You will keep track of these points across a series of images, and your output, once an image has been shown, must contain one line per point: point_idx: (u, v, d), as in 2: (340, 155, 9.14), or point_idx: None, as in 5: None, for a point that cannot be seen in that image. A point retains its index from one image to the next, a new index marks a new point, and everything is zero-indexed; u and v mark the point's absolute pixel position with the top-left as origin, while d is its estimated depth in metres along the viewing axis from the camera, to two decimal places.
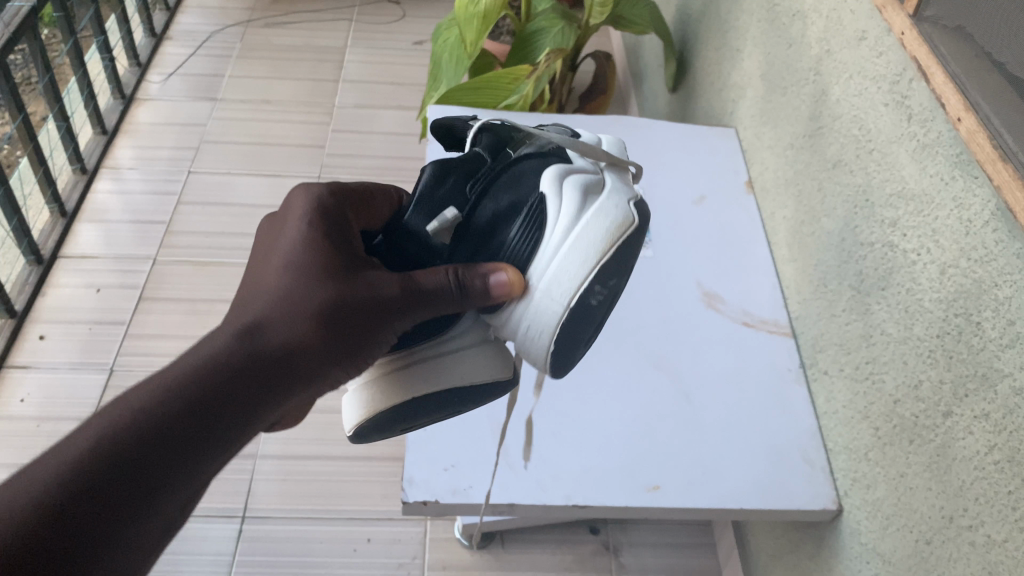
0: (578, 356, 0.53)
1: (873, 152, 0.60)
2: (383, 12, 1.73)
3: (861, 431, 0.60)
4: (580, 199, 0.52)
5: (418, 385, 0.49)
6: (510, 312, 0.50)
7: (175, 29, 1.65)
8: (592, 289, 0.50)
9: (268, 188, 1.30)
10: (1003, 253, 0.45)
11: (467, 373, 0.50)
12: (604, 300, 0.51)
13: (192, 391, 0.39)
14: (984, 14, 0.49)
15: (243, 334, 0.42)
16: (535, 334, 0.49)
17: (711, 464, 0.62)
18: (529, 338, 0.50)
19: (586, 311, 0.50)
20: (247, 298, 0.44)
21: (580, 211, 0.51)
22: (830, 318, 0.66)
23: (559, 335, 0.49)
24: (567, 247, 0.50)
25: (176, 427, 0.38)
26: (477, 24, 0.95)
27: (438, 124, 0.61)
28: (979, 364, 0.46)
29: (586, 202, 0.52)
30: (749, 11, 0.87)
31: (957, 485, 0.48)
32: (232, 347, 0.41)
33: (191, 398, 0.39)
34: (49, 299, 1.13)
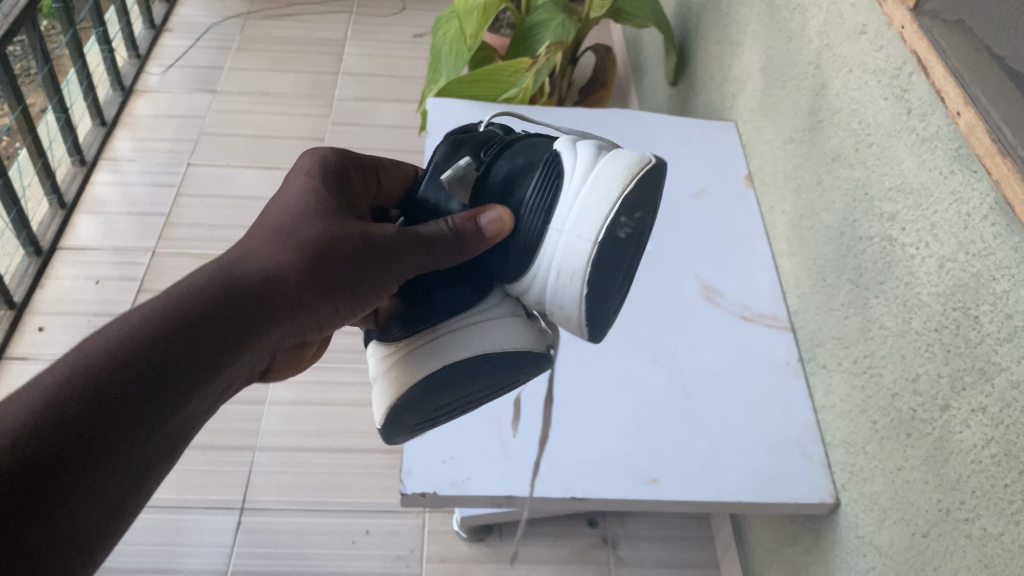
0: (613, 296, 0.52)
1: (872, 146, 0.59)
2: (383, 5, 1.73)
3: (859, 425, 0.60)
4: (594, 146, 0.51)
5: (439, 356, 0.51)
6: (539, 260, 0.51)
7: (175, 21, 1.65)
8: (619, 221, 0.49)
9: (267, 180, 1.30)
10: (1001, 247, 0.45)
11: (492, 340, 0.52)
12: (631, 234, 0.50)
13: (202, 300, 0.44)
14: (983, 7, 0.49)
15: (250, 262, 0.47)
16: (566, 279, 0.49)
17: (709, 457, 0.62)
18: (562, 285, 0.50)
19: (614, 245, 0.49)
20: (245, 239, 0.49)
21: (596, 156, 0.50)
22: (828, 312, 0.66)
23: (590, 273, 0.49)
24: (587, 188, 0.49)
25: (179, 335, 0.42)
26: (477, 16, 0.95)
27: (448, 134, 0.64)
28: (976, 358, 0.46)
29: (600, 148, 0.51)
30: (749, 5, 0.87)
31: (953, 478, 0.48)
32: (239, 271, 0.46)
33: (200, 306, 0.44)
34: (48, 290, 1.13)
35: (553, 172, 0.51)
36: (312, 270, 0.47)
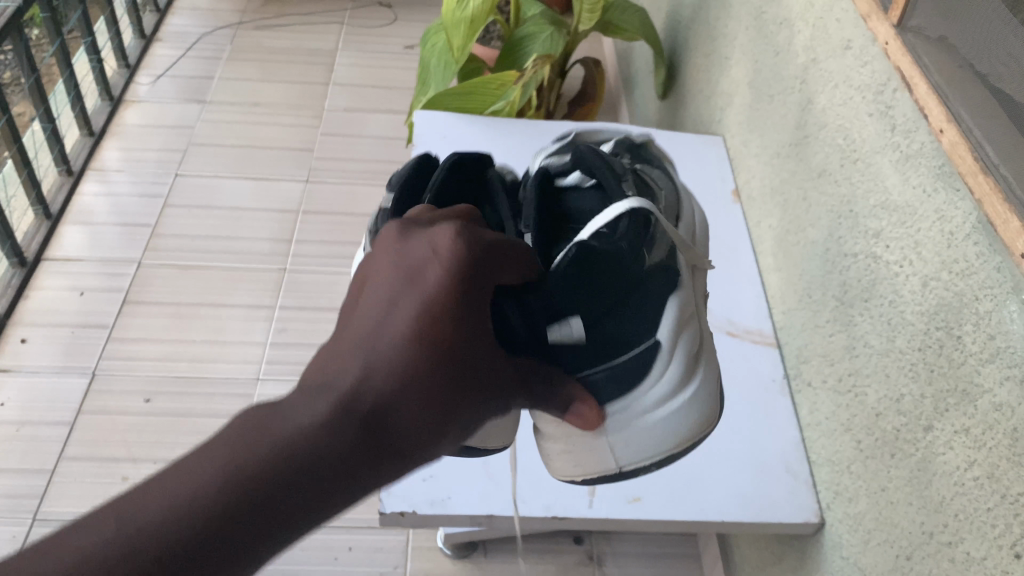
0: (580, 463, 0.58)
1: (857, 162, 0.59)
2: (374, 15, 1.73)
3: (844, 443, 0.59)
4: (690, 344, 0.54)
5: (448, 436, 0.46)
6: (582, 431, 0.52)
7: (164, 31, 1.65)
8: (648, 461, 0.55)
9: (255, 191, 1.29)
10: (983, 267, 0.44)
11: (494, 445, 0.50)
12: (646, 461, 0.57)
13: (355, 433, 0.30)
14: (980, 27, 0.49)
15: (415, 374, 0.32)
16: (584, 462, 0.53)
17: (693, 475, 0.63)
18: (578, 460, 0.53)
19: (630, 470, 0.55)
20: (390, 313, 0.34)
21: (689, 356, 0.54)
22: (813, 329, 0.65)
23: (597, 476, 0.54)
24: (680, 405, 0.53)
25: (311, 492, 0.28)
26: (463, 30, 0.93)
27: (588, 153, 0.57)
28: (959, 379, 0.46)
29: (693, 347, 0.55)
30: (737, 18, 0.86)
31: (938, 500, 0.47)
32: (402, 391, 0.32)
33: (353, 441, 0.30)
34: (31, 301, 1.12)
35: (654, 358, 0.52)
36: (416, 446, 0.32)
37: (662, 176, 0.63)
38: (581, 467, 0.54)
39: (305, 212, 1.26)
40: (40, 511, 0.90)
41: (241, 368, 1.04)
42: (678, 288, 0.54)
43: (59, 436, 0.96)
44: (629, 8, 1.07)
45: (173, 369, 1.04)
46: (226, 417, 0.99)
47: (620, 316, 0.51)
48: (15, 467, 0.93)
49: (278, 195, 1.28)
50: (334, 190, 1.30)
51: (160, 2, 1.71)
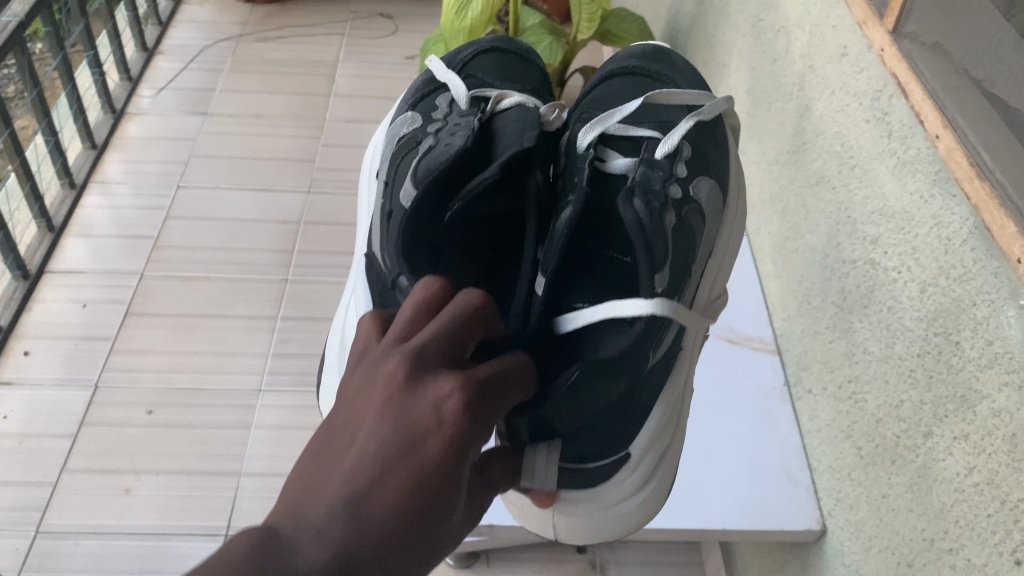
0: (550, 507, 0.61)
1: (854, 169, 0.59)
2: (375, 27, 1.73)
3: (844, 450, 0.59)
4: (660, 454, 0.56)
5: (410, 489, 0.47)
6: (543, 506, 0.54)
7: (166, 44, 1.66)
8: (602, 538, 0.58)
9: (256, 202, 1.29)
10: (981, 272, 0.44)
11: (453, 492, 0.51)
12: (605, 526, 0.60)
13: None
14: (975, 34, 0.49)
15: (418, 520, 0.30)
16: (540, 523, 0.57)
17: (694, 484, 0.66)
18: (535, 520, 0.57)
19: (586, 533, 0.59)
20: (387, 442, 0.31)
21: (656, 467, 0.56)
22: (813, 335, 0.65)
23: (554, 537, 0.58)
24: (639, 504, 0.55)
25: None
26: (462, 39, 0.94)
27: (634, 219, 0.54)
28: (958, 385, 0.46)
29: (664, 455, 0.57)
30: (735, 26, 0.86)
31: (938, 507, 0.47)
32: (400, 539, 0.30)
33: None
34: (33, 314, 1.12)
35: (620, 465, 0.54)
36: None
37: (710, 192, 0.62)
38: (529, 519, 0.57)
39: (306, 223, 1.26)
40: (42, 524, 0.91)
41: (242, 380, 1.04)
42: (659, 404, 0.56)
43: (62, 448, 0.97)
44: (626, 17, 1.08)
45: (175, 380, 1.04)
46: (227, 428, 0.99)
47: (604, 425, 0.52)
48: (18, 479, 0.93)
49: (279, 206, 1.29)
50: (335, 200, 1.30)
51: (162, 15, 1.72)
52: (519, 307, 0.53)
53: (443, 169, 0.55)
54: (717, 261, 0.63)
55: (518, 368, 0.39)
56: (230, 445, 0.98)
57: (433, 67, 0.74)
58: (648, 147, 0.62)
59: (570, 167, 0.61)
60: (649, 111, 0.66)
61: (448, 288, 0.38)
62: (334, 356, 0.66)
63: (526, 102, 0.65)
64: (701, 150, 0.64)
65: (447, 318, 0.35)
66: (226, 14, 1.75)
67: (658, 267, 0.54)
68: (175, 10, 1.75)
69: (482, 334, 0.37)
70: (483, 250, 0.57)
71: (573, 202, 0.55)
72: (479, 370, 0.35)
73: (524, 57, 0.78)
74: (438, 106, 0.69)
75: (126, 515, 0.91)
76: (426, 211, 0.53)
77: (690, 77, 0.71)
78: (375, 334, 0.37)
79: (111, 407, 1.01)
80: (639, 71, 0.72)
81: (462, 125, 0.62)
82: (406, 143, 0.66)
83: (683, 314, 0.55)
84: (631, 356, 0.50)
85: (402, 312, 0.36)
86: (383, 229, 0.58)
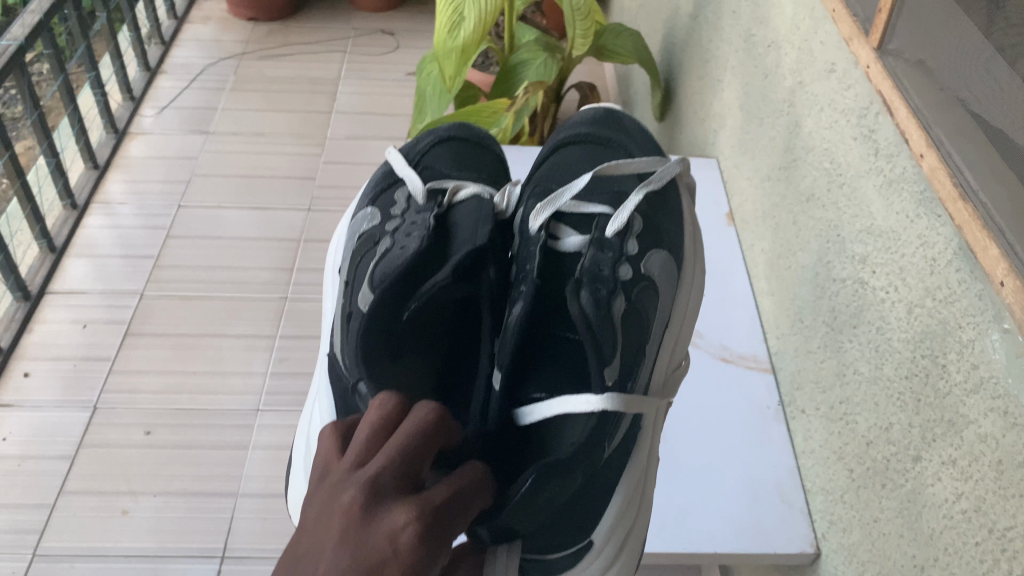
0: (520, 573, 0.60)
1: (843, 187, 0.58)
2: (376, 43, 1.74)
3: (837, 472, 0.58)
4: (625, 531, 0.54)
5: None
6: None
7: (169, 63, 1.67)
8: None
9: (256, 220, 1.29)
10: (966, 294, 0.43)
11: None
12: None
13: None
14: (959, 52, 0.48)
15: None
16: None
17: (685, 506, 0.64)
18: None
19: None
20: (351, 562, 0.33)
21: (621, 548, 0.54)
22: (805, 354, 0.65)
23: None
24: None
25: None
26: (456, 58, 0.93)
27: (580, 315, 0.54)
28: (945, 409, 0.45)
29: (629, 535, 0.54)
30: (728, 41, 0.86)
31: (927, 533, 0.46)
32: None
33: None
34: (35, 335, 1.12)
35: (582, 554, 0.52)
36: None
37: (662, 265, 0.61)
38: None
39: (307, 240, 1.26)
40: (39, 547, 0.91)
41: (240, 400, 1.04)
42: (620, 487, 0.54)
43: (60, 469, 0.97)
44: (622, 32, 1.08)
45: (173, 401, 1.04)
46: (225, 448, 0.99)
47: (564, 519, 0.50)
48: (16, 501, 0.94)
49: (279, 224, 1.29)
50: (335, 218, 1.30)
51: (166, 35, 1.73)
52: (478, 404, 0.53)
53: (396, 277, 0.54)
54: (674, 333, 0.62)
55: (473, 482, 0.41)
56: (228, 465, 0.97)
57: (390, 159, 0.71)
58: (599, 225, 0.62)
59: (523, 251, 0.60)
60: (601, 182, 0.65)
61: (402, 408, 0.41)
62: (301, 460, 0.61)
63: (481, 192, 0.65)
64: (653, 222, 0.63)
65: (402, 440, 0.38)
66: (228, 32, 1.76)
67: (606, 360, 0.53)
68: (178, 29, 1.76)
69: (435, 450, 0.39)
70: (443, 346, 0.56)
71: (522, 297, 0.55)
72: (433, 491, 0.38)
73: (483, 143, 0.74)
74: (396, 202, 0.67)
75: (123, 537, 0.91)
76: (380, 320, 0.52)
77: (645, 142, 0.69)
78: (333, 457, 0.40)
79: (104, 431, 1.00)
80: (591, 140, 0.70)
81: (417, 225, 0.61)
82: (364, 243, 0.63)
83: (636, 402, 0.53)
84: (585, 450, 0.49)
85: (359, 434, 0.39)
86: (342, 332, 0.57)
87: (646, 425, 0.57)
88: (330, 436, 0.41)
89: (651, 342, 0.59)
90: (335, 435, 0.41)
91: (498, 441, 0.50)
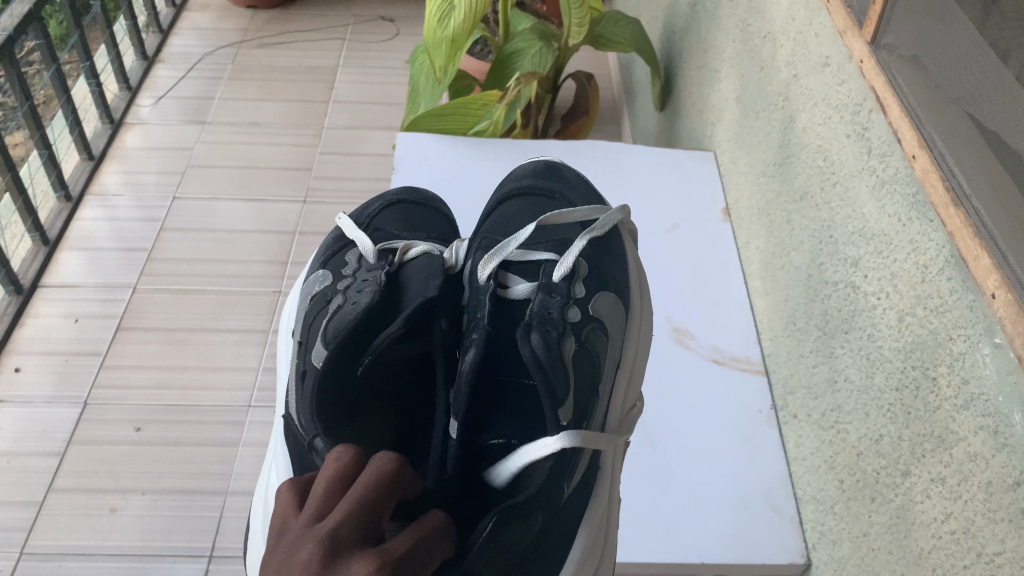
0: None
1: (836, 186, 0.56)
2: (377, 30, 1.72)
3: (827, 482, 0.56)
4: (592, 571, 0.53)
5: None
6: None
7: (167, 52, 1.65)
8: None
9: (252, 213, 1.28)
10: (957, 304, 0.41)
11: None
12: None
13: None
14: (951, 51, 0.46)
15: None
16: None
17: (673, 515, 0.62)
18: None
19: None
20: None
21: None
22: (798, 358, 0.63)
23: None
24: None
25: None
26: (445, 49, 0.91)
27: (529, 361, 0.53)
28: (935, 424, 0.43)
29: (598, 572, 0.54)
30: (725, 30, 0.83)
31: (916, 552, 0.44)
32: None
33: None
34: (27, 329, 1.11)
35: None
36: None
37: (611, 306, 0.61)
38: None
39: (302, 233, 1.25)
40: (27, 545, 0.90)
41: (231, 396, 1.03)
42: (582, 528, 0.54)
43: (49, 465, 0.96)
44: (620, 20, 1.06)
45: (163, 397, 1.03)
46: (215, 446, 0.98)
47: (532, 557, 0.49)
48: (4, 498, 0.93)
49: (274, 216, 1.27)
50: (331, 210, 1.28)
51: (164, 22, 1.72)
52: (437, 452, 0.52)
53: (346, 335, 0.54)
54: (627, 371, 0.61)
55: (433, 529, 0.40)
56: (218, 462, 0.96)
57: (340, 223, 0.70)
58: (546, 271, 0.61)
59: (473, 299, 0.60)
60: (543, 232, 0.66)
61: (359, 460, 0.40)
62: (262, 512, 0.61)
63: (432, 249, 0.64)
64: (598, 266, 0.63)
65: (361, 491, 0.37)
66: (228, 20, 1.74)
67: (560, 401, 0.53)
68: (176, 17, 1.74)
69: (393, 501, 0.38)
70: (399, 396, 0.57)
71: (475, 343, 0.54)
72: (395, 541, 0.36)
73: (432, 205, 0.73)
74: (347, 263, 0.66)
75: (111, 536, 0.90)
76: (336, 374, 0.53)
77: (586, 194, 0.69)
78: (291, 512, 0.38)
79: (94, 428, 0.99)
80: (531, 191, 0.70)
81: (369, 281, 0.61)
82: (316, 304, 0.63)
83: (595, 438, 0.53)
84: (544, 492, 0.49)
85: (316, 489, 0.38)
86: (298, 390, 0.57)
87: (604, 460, 0.56)
88: (287, 491, 0.40)
89: (605, 380, 0.58)
90: (292, 491, 0.40)
91: (459, 487, 0.49)
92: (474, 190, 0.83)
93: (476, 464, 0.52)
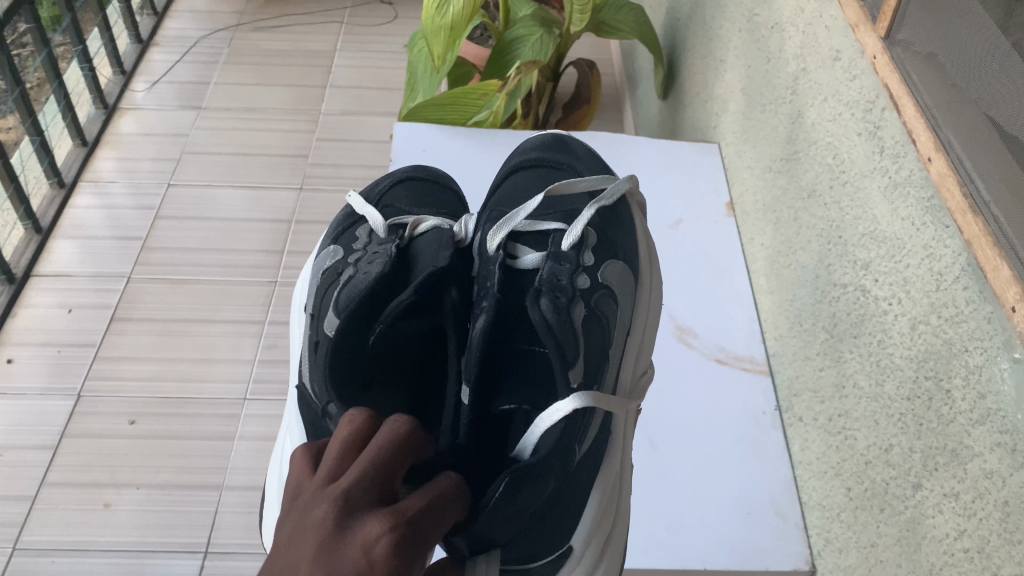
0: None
1: (845, 185, 0.54)
2: (376, 13, 1.69)
3: (834, 488, 0.55)
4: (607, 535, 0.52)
5: None
6: None
7: (162, 35, 1.62)
8: None
9: (249, 200, 1.26)
10: (974, 315, 0.40)
11: None
12: None
13: None
14: (970, 48, 0.45)
15: None
16: None
17: (676, 518, 0.60)
18: None
19: None
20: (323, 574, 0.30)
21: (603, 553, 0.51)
22: (805, 359, 0.61)
23: None
24: None
25: None
26: (444, 36, 0.89)
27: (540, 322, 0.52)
28: (949, 438, 0.41)
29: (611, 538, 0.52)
30: (731, 19, 0.81)
31: (927, 567, 0.43)
32: None
33: None
34: (20, 319, 1.10)
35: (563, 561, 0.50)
36: None
37: (621, 274, 0.59)
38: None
39: (299, 221, 1.23)
40: (20, 541, 0.89)
41: (227, 388, 1.02)
42: (595, 491, 0.52)
43: (42, 460, 0.95)
44: (623, 7, 1.05)
45: (158, 389, 1.02)
46: (211, 439, 0.97)
47: (541, 526, 0.47)
48: None
49: (271, 204, 1.25)
50: (328, 198, 1.27)
51: (159, 4, 1.69)
52: (450, 419, 0.51)
53: (357, 304, 0.53)
54: (638, 342, 0.60)
55: (452, 489, 0.38)
56: (214, 456, 0.95)
57: (351, 200, 0.68)
58: (554, 241, 0.59)
59: (483, 271, 0.58)
60: (552, 202, 0.63)
61: (373, 421, 0.38)
62: (275, 491, 0.59)
63: (442, 223, 0.62)
64: (607, 236, 0.61)
65: (374, 452, 0.35)
66: (223, 2, 1.71)
67: (571, 363, 0.52)
68: None
69: (409, 463, 0.37)
70: (411, 377, 0.55)
71: (486, 310, 0.53)
72: (409, 502, 0.35)
73: (441, 181, 0.71)
74: (358, 237, 0.64)
75: (105, 532, 0.89)
76: (349, 344, 0.51)
77: (595, 163, 0.67)
78: (305, 474, 0.37)
79: (87, 421, 0.98)
80: (541, 163, 0.68)
81: (380, 253, 0.59)
82: (326, 278, 0.61)
83: (607, 398, 0.52)
84: (556, 457, 0.47)
85: (330, 451, 0.36)
86: (310, 360, 0.55)
87: (616, 426, 0.55)
88: (300, 457, 0.38)
89: (614, 352, 0.57)
90: (306, 453, 0.38)
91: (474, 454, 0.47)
92: (475, 180, 0.81)
93: (490, 428, 0.51)
